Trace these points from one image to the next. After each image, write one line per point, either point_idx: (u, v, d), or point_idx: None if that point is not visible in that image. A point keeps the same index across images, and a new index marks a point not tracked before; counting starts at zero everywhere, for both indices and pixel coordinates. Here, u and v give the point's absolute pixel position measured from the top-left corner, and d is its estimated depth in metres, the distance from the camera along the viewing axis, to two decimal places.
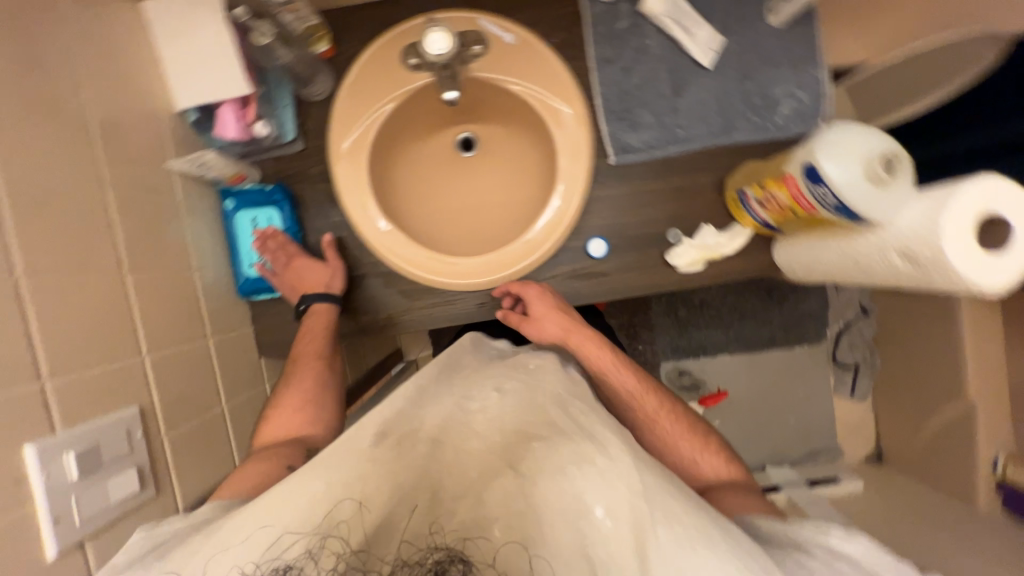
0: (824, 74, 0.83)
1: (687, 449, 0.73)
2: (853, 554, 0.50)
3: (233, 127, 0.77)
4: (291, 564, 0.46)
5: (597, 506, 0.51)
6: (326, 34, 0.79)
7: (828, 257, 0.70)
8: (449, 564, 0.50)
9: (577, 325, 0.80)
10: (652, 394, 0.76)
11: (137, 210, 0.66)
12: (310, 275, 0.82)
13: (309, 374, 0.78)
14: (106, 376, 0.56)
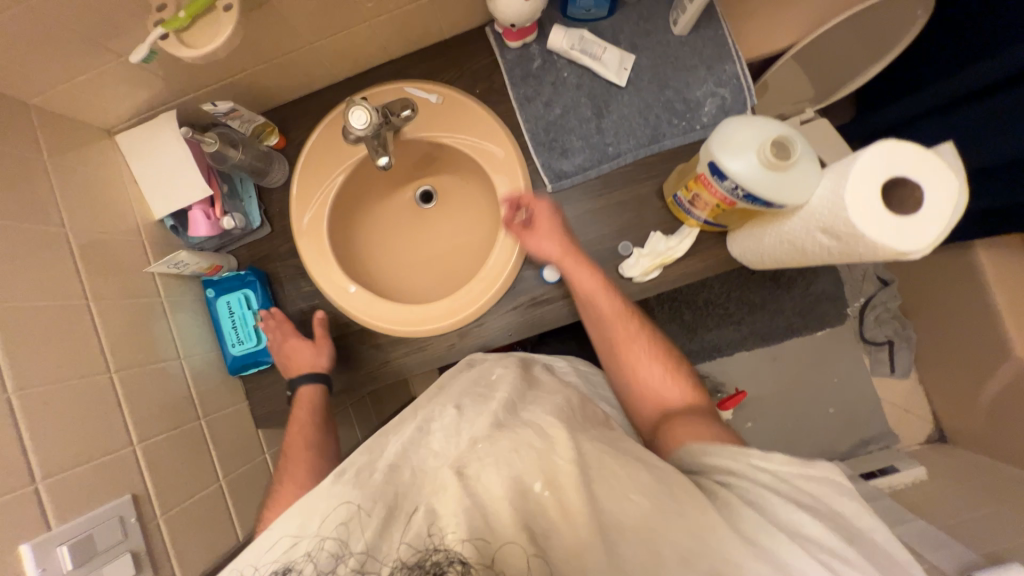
0: (740, 68, 0.84)
1: (655, 375, 0.82)
2: (770, 465, 0.61)
3: (204, 225, 0.86)
4: (291, 565, 0.50)
5: (534, 479, 0.56)
6: (274, 128, 0.91)
7: (768, 245, 0.67)
8: (448, 566, 0.48)
9: (576, 253, 0.83)
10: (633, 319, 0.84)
11: (122, 316, 0.74)
12: (297, 356, 0.87)
13: (297, 463, 0.78)
14: (98, 469, 0.63)
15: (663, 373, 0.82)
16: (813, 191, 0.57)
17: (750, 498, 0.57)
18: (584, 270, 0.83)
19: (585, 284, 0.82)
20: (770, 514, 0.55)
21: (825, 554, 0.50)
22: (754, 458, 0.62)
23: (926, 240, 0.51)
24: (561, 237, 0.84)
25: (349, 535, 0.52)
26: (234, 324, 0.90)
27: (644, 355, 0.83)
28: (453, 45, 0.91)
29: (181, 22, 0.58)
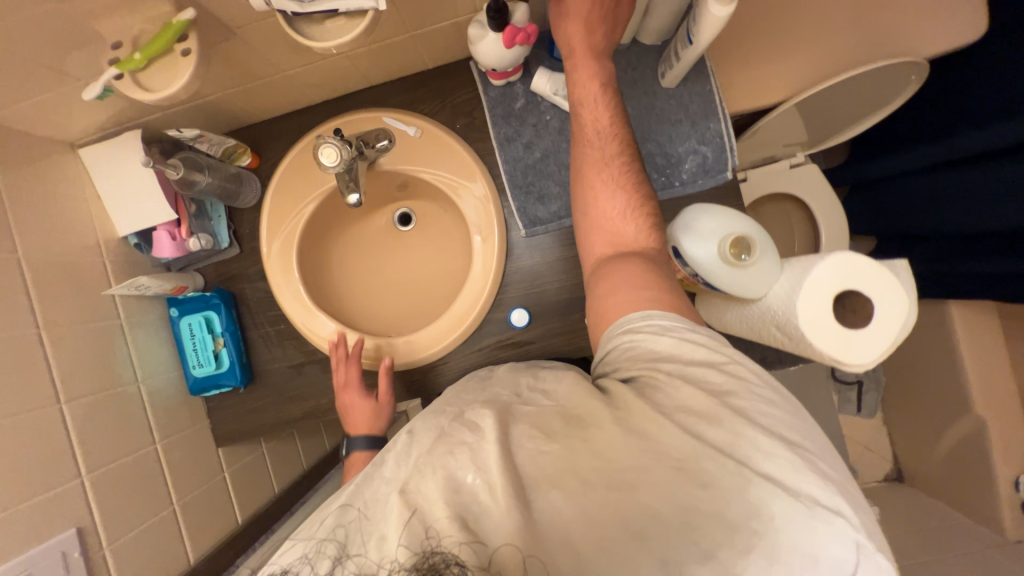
0: (724, 127, 0.82)
1: (616, 208, 0.66)
2: (666, 326, 0.55)
3: (168, 247, 0.85)
4: (283, 568, 0.48)
5: (467, 470, 0.48)
6: (247, 149, 0.88)
7: (730, 322, 0.67)
8: (444, 567, 0.43)
9: (589, 56, 0.67)
10: (613, 143, 0.66)
11: (78, 341, 0.74)
12: (355, 413, 0.85)
13: None
14: (42, 505, 0.64)
15: (629, 209, 0.65)
16: (772, 287, 0.57)
17: (643, 386, 0.51)
18: (587, 74, 0.67)
19: (581, 88, 0.67)
20: (660, 401, 0.49)
21: (699, 424, 0.47)
22: (655, 320, 0.56)
23: (869, 355, 0.52)
24: (591, 22, 0.66)
25: (344, 541, 0.48)
26: (196, 346, 0.89)
27: (611, 184, 0.66)
28: (435, 76, 0.88)
29: (136, 63, 0.56)
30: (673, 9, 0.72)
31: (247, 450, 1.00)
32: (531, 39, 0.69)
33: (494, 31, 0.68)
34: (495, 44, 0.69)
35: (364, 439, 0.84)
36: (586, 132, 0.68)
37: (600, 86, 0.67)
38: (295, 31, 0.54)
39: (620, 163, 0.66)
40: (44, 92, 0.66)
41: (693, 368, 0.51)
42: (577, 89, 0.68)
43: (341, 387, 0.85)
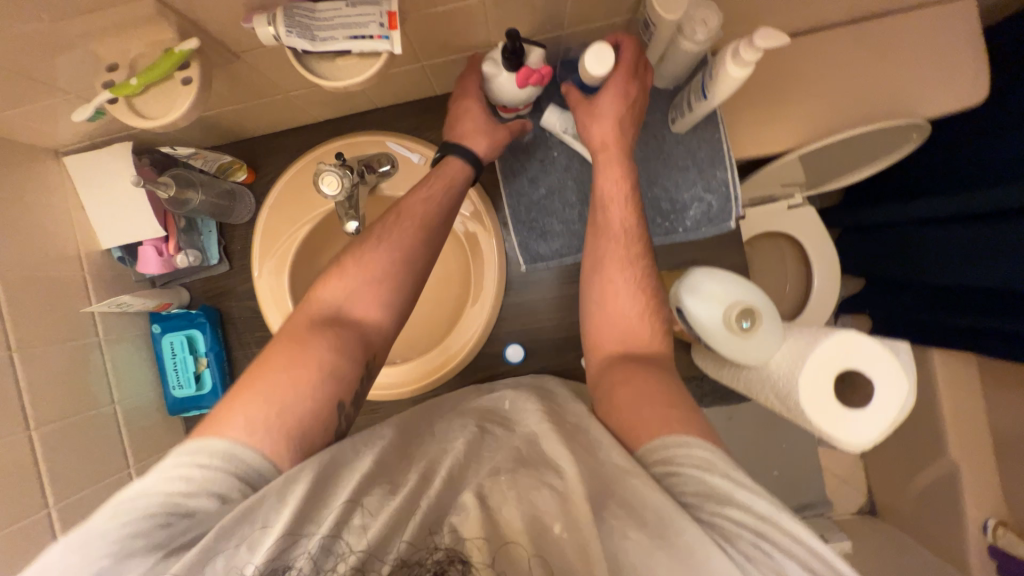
0: (731, 177, 0.82)
1: (629, 312, 0.62)
2: (735, 473, 0.44)
3: (154, 263, 0.82)
4: (291, 564, 0.42)
5: (555, 520, 0.45)
6: (243, 164, 0.85)
7: (726, 378, 0.67)
8: (449, 565, 0.42)
9: (622, 151, 0.66)
10: (631, 241, 0.63)
11: (52, 361, 0.70)
12: (465, 121, 0.73)
13: (401, 232, 0.68)
14: (7, 539, 0.61)
15: (646, 313, 0.62)
16: (773, 354, 0.57)
17: (722, 533, 0.40)
18: (616, 171, 0.65)
19: (608, 184, 0.65)
20: (747, 557, 0.39)
21: None
22: (718, 457, 0.46)
23: (865, 437, 0.52)
24: (624, 124, 0.65)
25: (352, 531, 0.45)
26: (176, 365, 0.85)
27: (630, 284, 0.62)
28: (442, 103, 0.87)
29: (133, 88, 0.53)
30: (689, 60, 0.70)
31: None
32: (545, 81, 0.66)
33: (508, 70, 0.66)
34: (509, 83, 0.68)
35: (462, 146, 0.73)
36: (610, 228, 0.64)
37: (629, 186, 0.65)
38: (304, 68, 0.52)
39: (636, 267, 0.63)
40: (32, 104, 0.62)
41: (781, 534, 0.40)
42: (607, 182, 0.65)
43: (462, 89, 0.73)
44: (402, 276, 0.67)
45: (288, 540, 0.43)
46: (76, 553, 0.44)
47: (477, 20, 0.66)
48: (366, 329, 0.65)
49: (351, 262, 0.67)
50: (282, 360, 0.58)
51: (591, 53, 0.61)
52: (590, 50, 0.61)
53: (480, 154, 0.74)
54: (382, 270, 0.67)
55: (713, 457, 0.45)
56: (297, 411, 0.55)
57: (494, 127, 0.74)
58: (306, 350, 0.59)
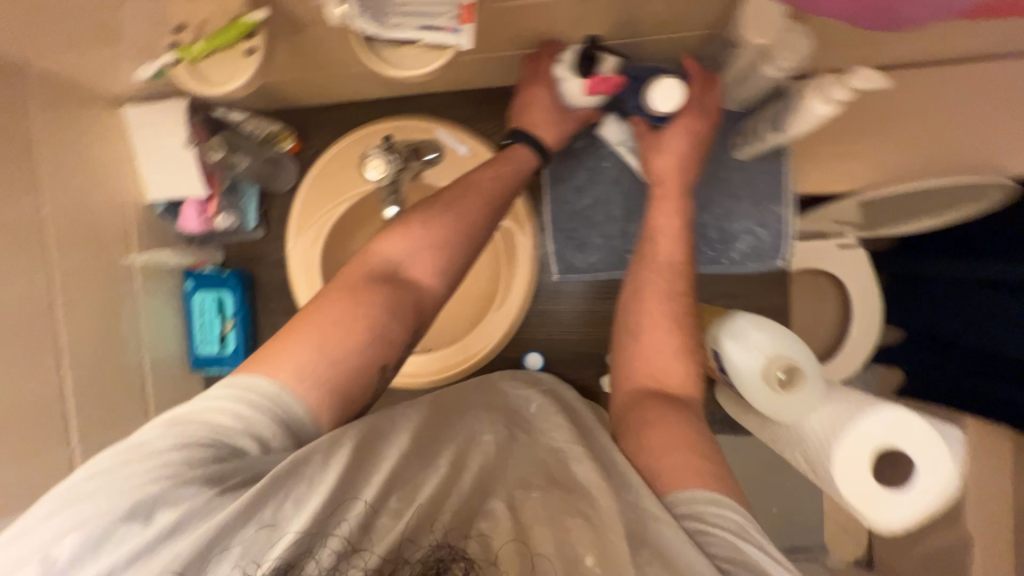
0: (788, 213, 0.78)
1: (664, 346, 0.59)
2: (769, 549, 0.42)
3: (194, 221, 0.82)
4: (289, 563, 0.37)
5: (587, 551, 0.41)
6: (290, 134, 0.84)
7: (752, 425, 0.64)
8: (450, 561, 0.38)
9: (688, 181, 0.65)
10: (673, 277, 0.62)
11: (89, 305, 0.72)
12: (536, 109, 0.69)
13: (469, 205, 0.63)
14: (31, 473, 0.62)
15: (682, 353, 0.59)
16: (809, 416, 0.54)
17: None
18: (671, 208, 0.64)
19: (662, 215, 0.64)
20: None
21: None
22: (751, 527, 0.43)
23: (898, 522, 0.49)
24: (686, 161, 0.64)
25: (367, 531, 0.40)
26: (203, 323, 0.87)
27: (669, 321, 0.60)
28: (497, 96, 0.84)
29: (195, 52, 0.53)
30: (766, 87, 0.65)
31: None
32: (615, 88, 0.64)
33: (579, 78, 0.64)
34: (576, 90, 0.66)
35: (530, 136, 0.69)
36: (656, 262, 0.63)
37: (682, 223, 0.64)
38: (373, 58, 0.50)
39: (678, 301, 0.61)
40: (99, 52, 0.62)
41: None
42: (663, 217, 0.64)
43: (535, 75, 0.68)
44: (464, 243, 0.62)
45: (325, 516, 0.40)
46: (117, 473, 0.41)
47: (549, 20, 0.63)
48: (424, 293, 0.59)
49: (418, 218, 0.61)
50: (336, 311, 0.53)
51: (654, 96, 0.59)
52: (657, 85, 0.59)
53: (547, 144, 0.70)
54: (445, 235, 0.61)
55: (748, 526, 0.43)
56: (343, 367, 0.51)
57: (566, 115, 0.70)
58: (360, 304, 0.54)
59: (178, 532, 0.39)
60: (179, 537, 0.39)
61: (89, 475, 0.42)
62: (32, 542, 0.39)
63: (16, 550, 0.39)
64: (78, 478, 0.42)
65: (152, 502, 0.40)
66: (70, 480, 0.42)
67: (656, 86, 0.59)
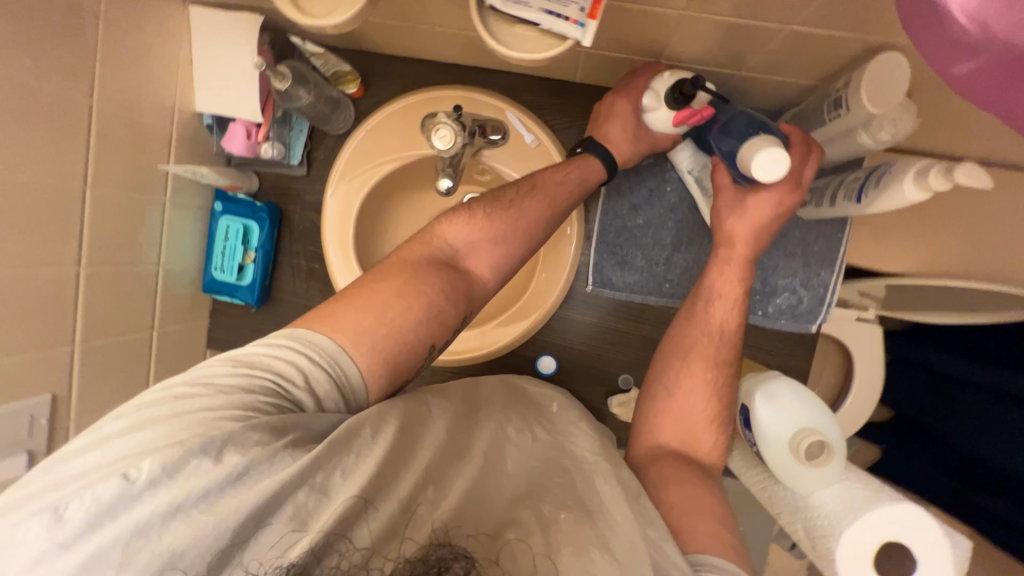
0: (834, 281, 0.77)
1: (698, 405, 0.62)
2: None
3: (240, 143, 0.78)
4: (294, 564, 0.38)
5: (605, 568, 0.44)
6: (357, 79, 0.81)
7: (748, 478, 0.65)
8: (452, 561, 0.41)
9: (756, 248, 0.65)
10: (720, 345, 0.64)
11: (117, 207, 0.68)
12: (614, 125, 0.70)
13: (531, 215, 0.64)
14: (26, 365, 0.60)
15: (713, 423, 0.61)
16: (820, 489, 0.54)
17: None
18: (734, 275, 0.66)
19: (723, 280, 0.66)
20: None
21: None
22: None
23: None
24: (763, 232, 0.64)
25: (386, 537, 0.43)
26: (225, 249, 0.85)
27: (706, 387, 0.62)
28: (576, 91, 0.81)
29: None
30: (851, 151, 0.63)
31: None
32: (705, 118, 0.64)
33: (668, 107, 0.65)
34: (664, 117, 0.67)
35: (604, 149, 0.70)
36: (709, 325, 0.65)
37: (742, 291, 0.65)
38: (482, 24, 0.47)
39: (719, 370, 0.63)
40: None
41: None
42: (720, 282, 0.66)
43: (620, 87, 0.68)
44: (522, 243, 0.63)
45: (360, 500, 0.43)
46: (189, 403, 0.43)
47: (658, 33, 0.61)
48: (476, 285, 0.62)
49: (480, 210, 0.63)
50: (396, 287, 0.55)
51: (756, 166, 0.56)
52: (757, 154, 0.56)
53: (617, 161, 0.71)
54: (501, 235, 0.62)
55: None
56: (395, 339, 0.53)
57: (641, 134, 0.71)
58: (418, 287, 0.56)
59: (240, 480, 0.40)
60: (245, 480, 0.41)
61: (167, 400, 0.43)
62: (106, 454, 0.40)
63: (90, 460, 0.40)
64: (156, 401, 0.44)
65: (223, 439, 0.41)
66: (146, 401, 0.44)
67: (755, 160, 0.56)
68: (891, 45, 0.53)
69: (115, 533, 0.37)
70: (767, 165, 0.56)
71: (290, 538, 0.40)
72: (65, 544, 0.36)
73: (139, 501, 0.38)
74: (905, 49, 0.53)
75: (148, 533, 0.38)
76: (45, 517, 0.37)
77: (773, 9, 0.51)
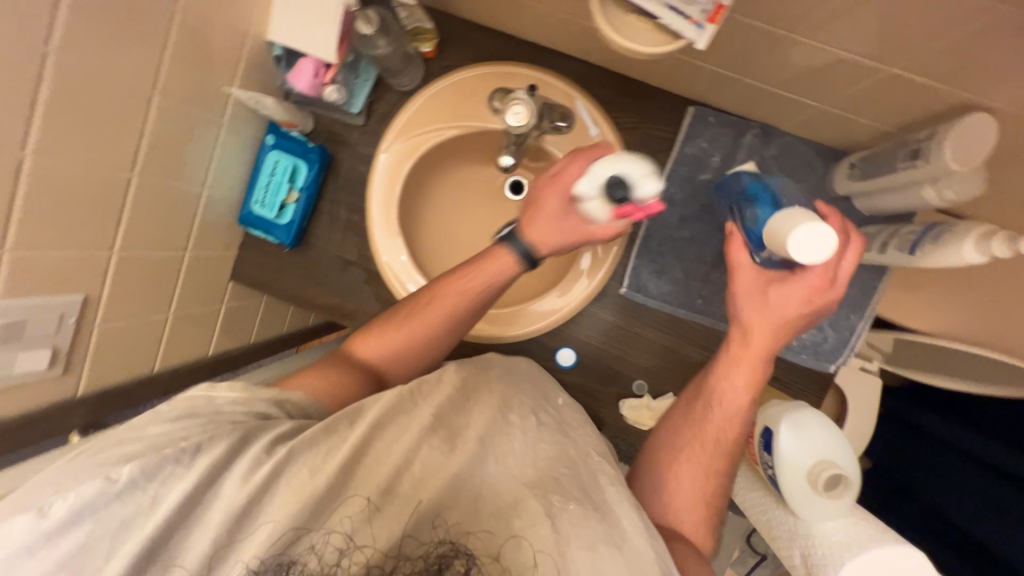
0: (862, 327, 0.79)
1: (689, 502, 0.64)
2: None
3: (305, 80, 0.77)
4: (291, 559, 0.49)
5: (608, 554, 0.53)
6: (433, 38, 0.80)
7: (747, 497, 0.67)
8: (453, 559, 0.52)
9: (762, 355, 0.65)
10: (714, 447, 0.64)
11: (177, 120, 0.67)
12: (540, 217, 0.71)
13: (452, 301, 0.72)
14: (66, 262, 0.59)
15: (704, 522, 0.63)
16: (825, 520, 0.56)
17: None
18: (743, 377, 0.64)
19: (728, 383, 0.65)
20: None
21: None
22: None
23: None
24: (780, 329, 0.63)
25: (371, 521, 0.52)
26: (268, 184, 0.84)
27: (697, 484, 0.64)
28: (648, 93, 0.81)
29: None
30: (907, 203, 0.64)
31: (251, 294, 0.99)
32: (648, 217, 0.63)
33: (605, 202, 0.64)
34: (599, 211, 0.65)
35: (526, 244, 0.72)
36: (705, 429, 0.65)
37: (748, 398, 0.64)
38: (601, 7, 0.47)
39: (714, 469, 0.64)
40: None
41: None
42: (725, 384, 0.65)
43: (551, 176, 0.71)
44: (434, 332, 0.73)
45: (327, 500, 0.52)
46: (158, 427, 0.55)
47: (756, 50, 0.60)
48: (398, 367, 0.74)
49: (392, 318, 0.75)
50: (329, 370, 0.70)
51: (797, 239, 0.54)
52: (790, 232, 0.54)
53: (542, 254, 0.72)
54: (424, 327, 0.72)
55: None
56: (332, 400, 0.68)
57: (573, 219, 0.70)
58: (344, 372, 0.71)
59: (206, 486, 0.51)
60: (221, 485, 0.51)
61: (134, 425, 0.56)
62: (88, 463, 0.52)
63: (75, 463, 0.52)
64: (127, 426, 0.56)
65: (195, 450, 0.52)
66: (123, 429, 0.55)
67: (789, 242, 0.54)
68: (984, 106, 0.53)
69: (111, 524, 0.48)
70: (807, 248, 0.54)
71: (253, 538, 0.50)
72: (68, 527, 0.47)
73: (124, 499, 0.49)
74: (997, 112, 0.54)
75: (128, 527, 0.48)
76: (32, 514, 0.46)
77: (886, 46, 0.51)
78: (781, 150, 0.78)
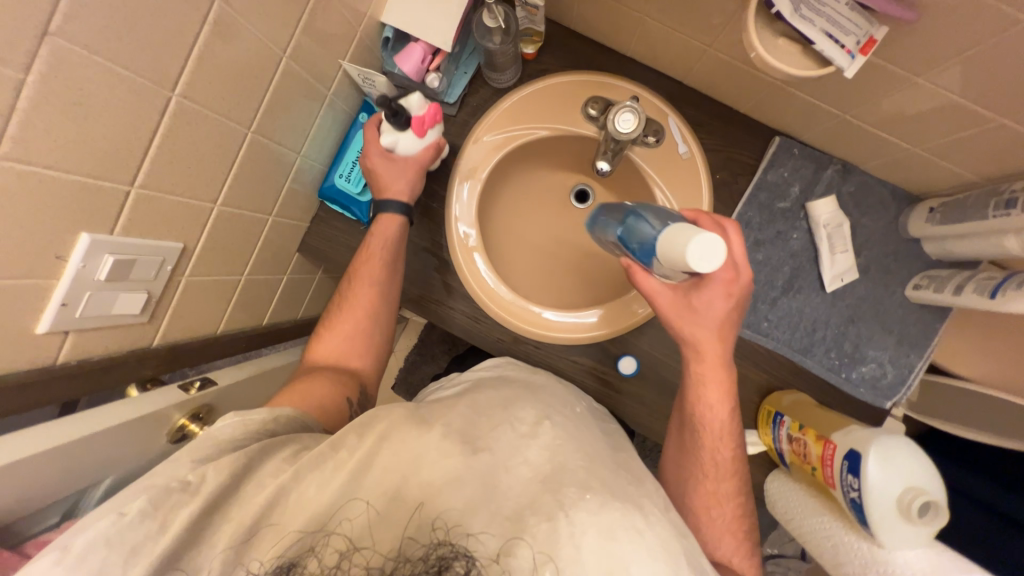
0: (921, 367, 0.81)
1: (723, 520, 0.72)
2: None
3: (412, 64, 0.78)
4: (291, 561, 0.48)
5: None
6: (536, 42, 0.84)
7: (810, 524, 0.69)
8: (451, 561, 0.49)
9: (719, 360, 0.71)
10: (715, 470, 0.72)
11: (293, 85, 0.68)
12: (378, 175, 0.79)
13: (364, 290, 0.82)
14: (175, 209, 0.58)
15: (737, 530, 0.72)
16: (905, 548, 0.57)
17: None
18: (715, 390, 0.71)
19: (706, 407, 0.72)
20: None
21: None
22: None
23: None
24: (721, 325, 0.69)
25: (372, 526, 0.52)
26: (356, 161, 0.86)
27: (719, 502, 0.72)
28: (736, 120, 0.84)
29: None
30: (978, 248, 0.68)
31: (310, 269, 0.99)
32: (439, 118, 0.78)
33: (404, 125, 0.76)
34: (411, 140, 0.78)
35: (397, 203, 0.81)
36: (701, 454, 0.73)
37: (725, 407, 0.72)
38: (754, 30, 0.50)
39: (725, 483, 0.72)
40: None
41: None
42: (701, 404, 0.72)
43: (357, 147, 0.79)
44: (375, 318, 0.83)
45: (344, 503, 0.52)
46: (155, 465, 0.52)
47: (867, 90, 0.64)
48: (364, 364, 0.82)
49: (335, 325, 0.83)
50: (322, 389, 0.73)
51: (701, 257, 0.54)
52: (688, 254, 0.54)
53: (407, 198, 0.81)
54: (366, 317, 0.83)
55: None
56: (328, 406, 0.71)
57: (403, 164, 0.80)
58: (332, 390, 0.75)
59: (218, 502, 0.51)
60: (231, 508, 0.51)
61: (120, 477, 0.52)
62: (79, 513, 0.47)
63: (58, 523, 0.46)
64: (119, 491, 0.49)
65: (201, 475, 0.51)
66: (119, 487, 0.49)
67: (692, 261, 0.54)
68: None
69: (121, 554, 0.45)
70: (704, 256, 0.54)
71: (273, 536, 0.50)
72: (77, 568, 0.43)
73: (133, 527, 0.46)
74: None
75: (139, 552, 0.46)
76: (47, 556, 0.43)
77: (1002, 100, 0.55)
78: (858, 188, 0.82)
